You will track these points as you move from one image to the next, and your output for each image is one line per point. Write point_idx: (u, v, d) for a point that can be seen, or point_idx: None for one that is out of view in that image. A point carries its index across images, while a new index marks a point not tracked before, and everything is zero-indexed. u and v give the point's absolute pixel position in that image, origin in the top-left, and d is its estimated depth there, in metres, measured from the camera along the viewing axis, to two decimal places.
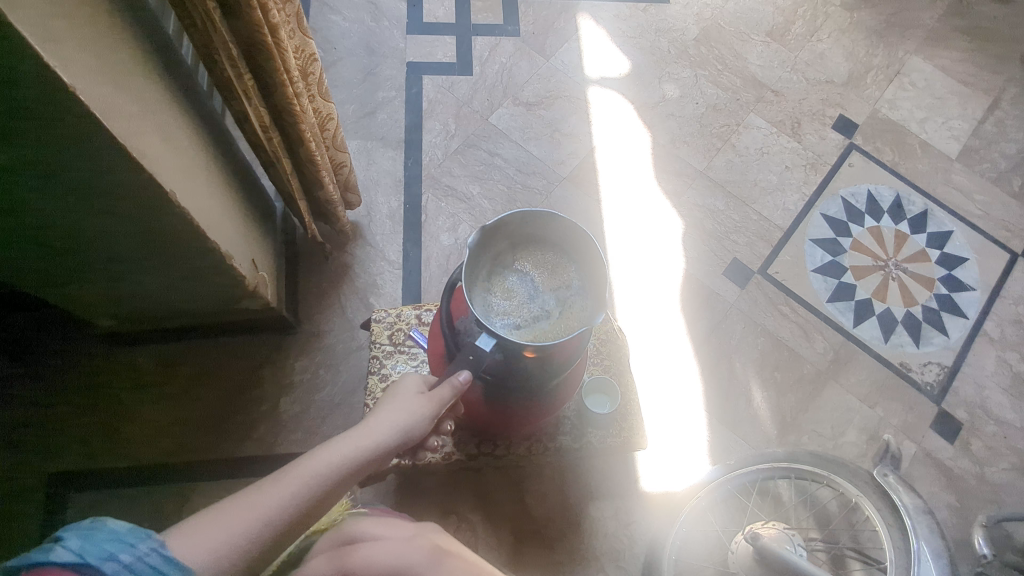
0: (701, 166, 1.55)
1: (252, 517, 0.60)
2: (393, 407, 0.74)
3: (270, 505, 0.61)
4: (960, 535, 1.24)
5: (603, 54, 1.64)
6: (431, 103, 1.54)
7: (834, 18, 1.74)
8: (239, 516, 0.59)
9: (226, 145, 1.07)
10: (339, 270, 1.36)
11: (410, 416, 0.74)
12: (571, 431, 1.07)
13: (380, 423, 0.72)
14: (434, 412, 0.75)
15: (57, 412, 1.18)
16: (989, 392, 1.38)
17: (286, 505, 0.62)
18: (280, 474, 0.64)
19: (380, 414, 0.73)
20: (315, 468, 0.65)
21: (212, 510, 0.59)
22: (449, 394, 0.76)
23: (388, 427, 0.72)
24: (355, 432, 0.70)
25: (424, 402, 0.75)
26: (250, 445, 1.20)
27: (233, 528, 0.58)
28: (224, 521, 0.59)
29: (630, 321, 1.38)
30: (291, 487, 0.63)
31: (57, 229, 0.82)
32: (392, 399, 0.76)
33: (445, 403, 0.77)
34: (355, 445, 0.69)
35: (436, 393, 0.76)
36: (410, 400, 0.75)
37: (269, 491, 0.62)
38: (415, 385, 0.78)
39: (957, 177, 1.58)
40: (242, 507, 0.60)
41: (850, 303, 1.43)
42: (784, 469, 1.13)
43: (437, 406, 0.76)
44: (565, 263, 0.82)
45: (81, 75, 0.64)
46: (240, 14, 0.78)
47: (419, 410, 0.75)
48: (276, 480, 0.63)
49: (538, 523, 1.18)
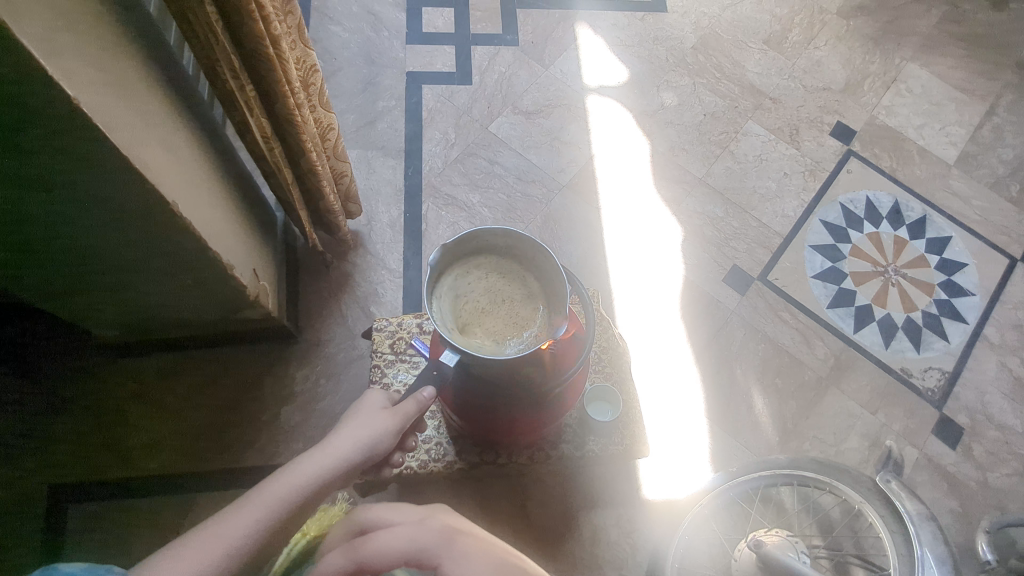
0: (701, 174, 1.56)
1: (220, 546, 0.61)
2: (356, 424, 0.76)
3: (238, 530, 0.63)
4: (963, 541, 1.23)
5: (602, 63, 1.65)
6: (431, 112, 1.54)
7: (831, 25, 1.75)
8: (205, 547, 0.60)
9: (227, 154, 1.07)
10: (340, 279, 1.36)
11: (374, 431, 0.76)
12: (572, 439, 1.07)
13: (344, 441, 0.74)
14: (397, 425, 0.79)
15: (55, 425, 1.17)
16: (990, 397, 1.38)
17: (255, 527, 0.64)
18: (244, 501, 0.65)
19: (345, 430, 0.76)
20: (280, 490, 0.67)
21: (176, 544, 0.59)
22: (415, 408, 0.80)
23: (353, 443, 0.75)
24: (317, 452, 0.72)
25: (386, 417, 0.78)
26: (251, 455, 1.20)
27: (202, 559, 0.59)
28: (190, 553, 0.59)
29: (630, 328, 1.38)
30: (257, 511, 0.65)
31: (54, 241, 0.83)
32: (355, 415, 0.78)
33: (410, 416, 0.80)
34: (318, 464, 0.71)
35: (400, 407, 0.79)
36: (374, 416, 0.78)
37: (233, 518, 0.63)
38: (378, 401, 0.81)
39: (955, 183, 1.59)
40: (204, 537, 0.61)
41: (850, 309, 1.43)
42: (787, 476, 1.13)
43: (401, 420, 0.79)
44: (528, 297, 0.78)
45: (84, 88, 0.65)
46: (242, 25, 0.79)
47: (382, 425, 0.78)
48: (240, 507, 0.64)
49: (540, 531, 1.17)
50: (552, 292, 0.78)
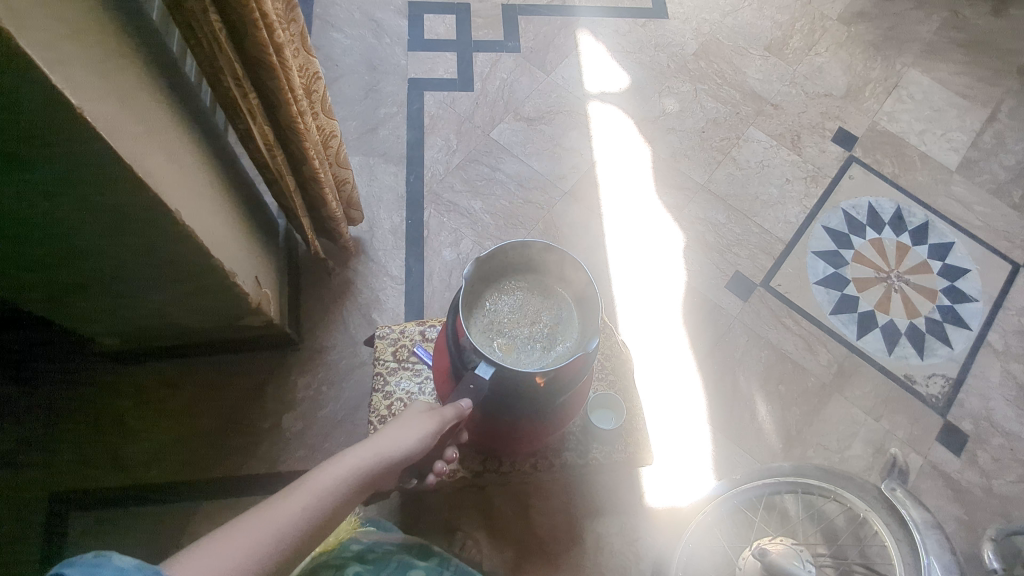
0: (702, 180, 1.56)
1: (270, 530, 0.56)
2: (396, 425, 0.73)
3: (285, 519, 0.57)
4: (968, 549, 1.22)
5: (603, 70, 1.65)
6: (432, 119, 1.55)
7: (831, 32, 1.76)
8: (258, 530, 0.55)
9: (229, 162, 1.07)
10: (342, 286, 1.36)
11: (416, 431, 0.72)
12: (576, 447, 1.06)
13: (388, 438, 0.70)
14: (435, 428, 0.74)
15: (55, 433, 1.17)
16: (994, 404, 1.37)
17: (302, 518, 0.58)
18: (289, 490, 0.60)
19: (386, 431, 0.71)
20: (325, 480, 0.62)
21: (225, 527, 0.54)
22: (453, 414, 0.76)
23: (395, 441, 0.70)
24: (360, 446, 0.68)
25: (426, 418, 0.74)
26: (252, 462, 1.19)
27: (251, 543, 0.54)
28: (239, 538, 0.54)
29: (633, 334, 1.38)
30: (304, 499, 0.60)
31: (64, 231, 0.79)
32: (396, 418, 0.75)
33: (447, 423, 0.75)
34: (362, 456, 0.66)
35: (438, 411, 0.75)
36: (413, 418, 0.74)
37: (281, 504, 0.58)
38: (418, 407, 0.77)
39: (957, 189, 1.59)
40: (257, 523, 0.56)
41: (853, 315, 1.43)
42: (791, 484, 1.12)
43: (438, 423, 0.74)
44: (526, 288, 0.84)
45: (86, 95, 0.64)
46: (247, 35, 0.79)
47: (423, 427, 0.73)
48: (286, 495, 0.59)
49: (544, 540, 1.16)
50: (493, 280, 0.84)
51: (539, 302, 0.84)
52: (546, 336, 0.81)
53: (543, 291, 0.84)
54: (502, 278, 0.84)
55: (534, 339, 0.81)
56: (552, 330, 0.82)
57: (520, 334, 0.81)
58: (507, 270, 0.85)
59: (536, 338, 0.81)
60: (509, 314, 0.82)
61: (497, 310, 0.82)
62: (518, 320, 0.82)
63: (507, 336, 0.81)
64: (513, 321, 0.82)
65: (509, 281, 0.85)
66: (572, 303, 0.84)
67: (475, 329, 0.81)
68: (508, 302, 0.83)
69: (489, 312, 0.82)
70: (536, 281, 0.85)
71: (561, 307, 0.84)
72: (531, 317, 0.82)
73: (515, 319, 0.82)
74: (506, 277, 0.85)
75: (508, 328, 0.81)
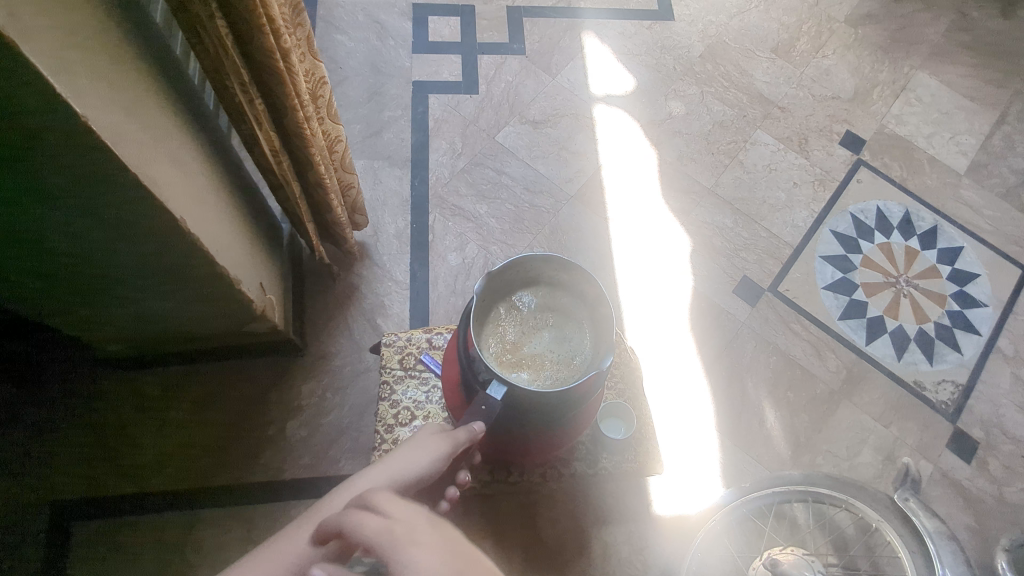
0: (709, 184, 1.54)
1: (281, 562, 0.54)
2: (408, 448, 0.70)
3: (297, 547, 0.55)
4: (979, 557, 1.21)
5: (609, 72, 1.64)
6: (437, 122, 1.53)
7: (839, 34, 1.74)
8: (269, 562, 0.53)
9: (232, 166, 1.05)
10: (347, 291, 1.35)
11: (427, 453, 0.69)
12: (585, 457, 1.04)
13: (399, 462, 0.69)
14: (448, 450, 0.70)
15: (56, 440, 1.15)
16: (1005, 410, 1.36)
17: None
18: (301, 519, 0.59)
19: (397, 453, 0.70)
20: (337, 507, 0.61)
21: None
22: (466, 437, 0.72)
23: (406, 464, 0.68)
24: (373, 470, 0.67)
25: (438, 439, 0.70)
26: (256, 470, 1.18)
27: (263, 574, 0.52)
28: None
29: (641, 340, 1.36)
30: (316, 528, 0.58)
31: (71, 240, 0.78)
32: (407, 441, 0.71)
33: (460, 446, 0.71)
34: (374, 480, 0.66)
35: (450, 432, 0.71)
36: (424, 438, 0.71)
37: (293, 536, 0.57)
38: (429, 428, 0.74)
39: (966, 193, 1.57)
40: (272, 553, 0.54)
41: (862, 320, 1.42)
42: (802, 492, 1.09)
43: (451, 445, 0.70)
44: (500, 322, 0.82)
45: (93, 107, 0.63)
46: (253, 40, 0.78)
47: (433, 449, 0.69)
48: (297, 525, 0.58)
49: (551, 549, 1.15)
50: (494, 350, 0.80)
51: (516, 308, 0.83)
52: (563, 350, 0.80)
53: (501, 303, 0.83)
54: (490, 342, 0.80)
55: (558, 320, 0.83)
56: (542, 298, 0.84)
57: (547, 334, 0.82)
58: (481, 337, 0.80)
59: (551, 317, 0.83)
60: (524, 337, 0.81)
61: (521, 352, 0.80)
62: (529, 328, 0.82)
63: (554, 347, 0.81)
64: (541, 336, 0.82)
65: (515, 299, 0.83)
66: (581, 311, 0.83)
67: (536, 368, 0.79)
68: (510, 344, 0.80)
69: (520, 358, 0.80)
70: (523, 292, 0.84)
71: (523, 292, 0.84)
72: (533, 318, 0.82)
73: (523, 333, 0.81)
74: (483, 334, 0.80)
75: (547, 345, 0.81)
